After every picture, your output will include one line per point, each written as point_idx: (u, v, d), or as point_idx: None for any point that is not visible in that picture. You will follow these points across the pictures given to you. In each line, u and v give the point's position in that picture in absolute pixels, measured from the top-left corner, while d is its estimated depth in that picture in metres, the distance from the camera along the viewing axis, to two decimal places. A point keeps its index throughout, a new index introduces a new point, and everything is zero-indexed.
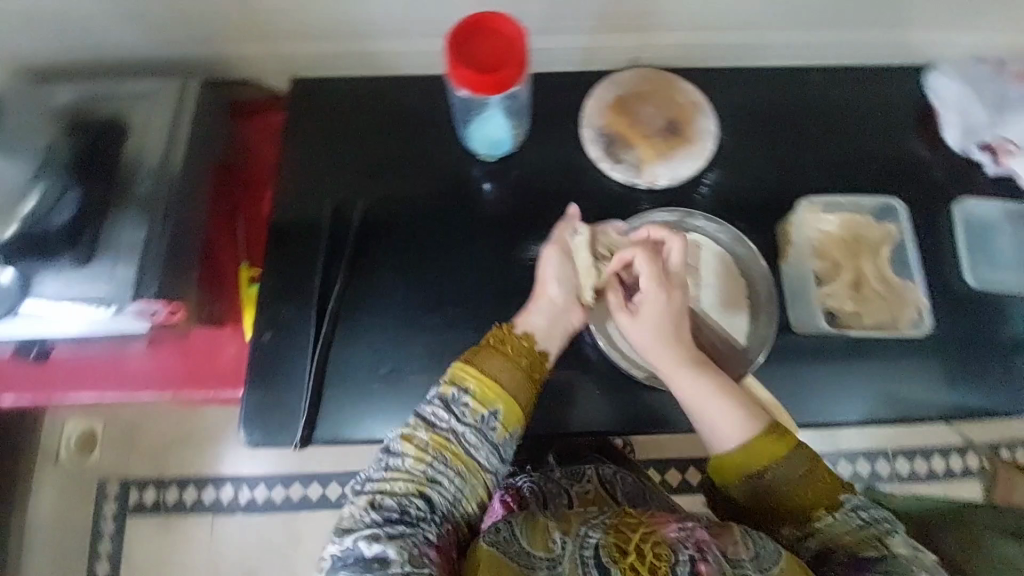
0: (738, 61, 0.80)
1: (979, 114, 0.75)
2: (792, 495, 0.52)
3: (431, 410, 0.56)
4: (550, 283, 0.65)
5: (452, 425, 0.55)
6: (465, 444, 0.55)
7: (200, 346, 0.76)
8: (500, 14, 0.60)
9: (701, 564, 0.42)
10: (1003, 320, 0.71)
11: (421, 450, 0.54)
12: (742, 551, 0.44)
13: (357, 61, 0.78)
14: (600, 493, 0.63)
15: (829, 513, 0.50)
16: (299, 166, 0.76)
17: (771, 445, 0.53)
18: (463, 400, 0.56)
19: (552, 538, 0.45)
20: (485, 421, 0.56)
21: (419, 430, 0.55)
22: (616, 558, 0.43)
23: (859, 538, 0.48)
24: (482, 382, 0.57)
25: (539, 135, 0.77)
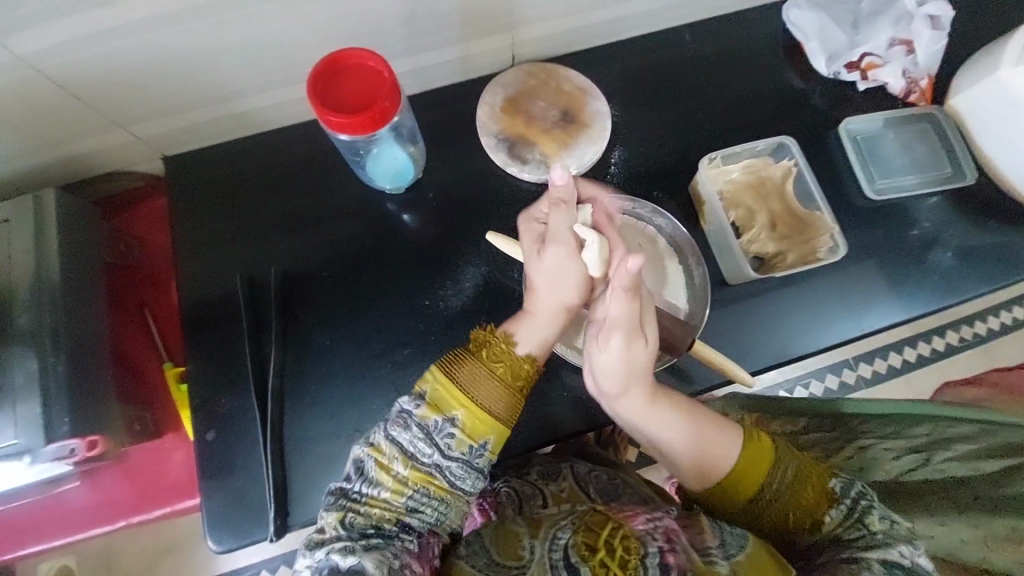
0: (617, 34, 0.80)
1: (838, 36, 0.78)
2: (792, 502, 0.55)
3: (410, 441, 0.52)
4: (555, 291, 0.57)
5: (435, 459, 0.53)
6: (450, 478, 0.53)
7: (144, 462, 0.76)
8: (348, 51, 0.58)
9: (669, 554, 0.46)
10: (909, 223, 0.76)
11: (399, 484, 0.52)
12: (709, 541, 0.50)
13: (231, 124, 0.74)
14: (576, 492, 0.65)
15: (825, 507, 0.54)
16: (204, 248, 0.73)
17: (755, 466, 0.55)
18: (449, 430, 0.53)
19: (521, 546, 0.51)
20: (473, 452, 0.53)
21: (397, 462, 0.52)
22: (585, 556, 0.46)
23: (846, 523, 0.53)
24: (471, 411, 0.53)
25: (441, 154, 0.76)
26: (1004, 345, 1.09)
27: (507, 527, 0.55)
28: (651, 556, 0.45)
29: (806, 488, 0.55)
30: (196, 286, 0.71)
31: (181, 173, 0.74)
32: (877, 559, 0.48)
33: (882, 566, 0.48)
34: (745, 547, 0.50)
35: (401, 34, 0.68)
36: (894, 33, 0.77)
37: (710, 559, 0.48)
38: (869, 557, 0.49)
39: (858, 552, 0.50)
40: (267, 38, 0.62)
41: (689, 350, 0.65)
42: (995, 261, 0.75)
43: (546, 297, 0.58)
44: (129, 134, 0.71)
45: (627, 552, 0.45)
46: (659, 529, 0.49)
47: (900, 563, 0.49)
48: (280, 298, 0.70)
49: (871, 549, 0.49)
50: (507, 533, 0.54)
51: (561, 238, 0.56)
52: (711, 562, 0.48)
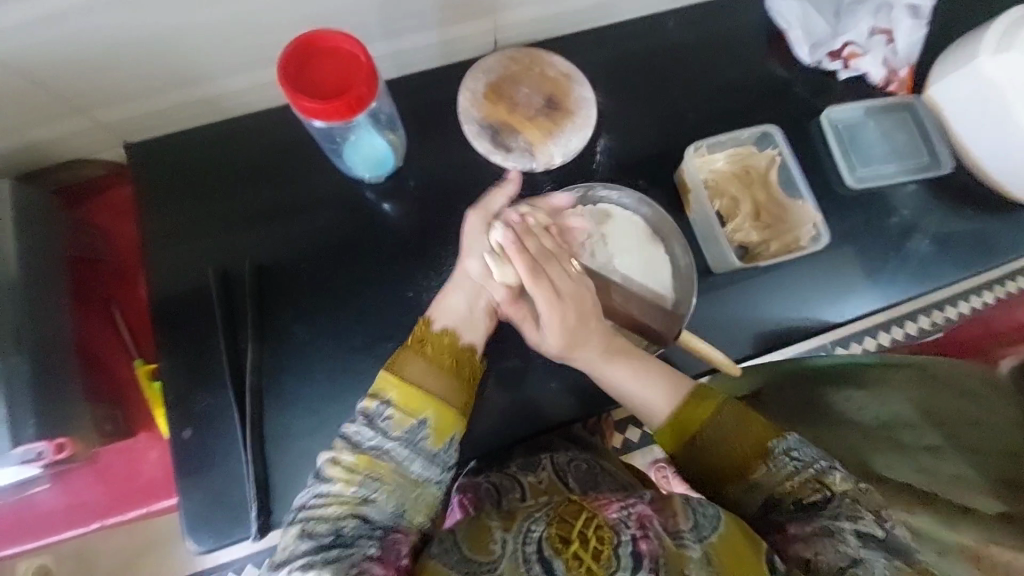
0: (601, 18, 0.78)
1: (822, 24, 0.78)
2: (738, 451, 0.56)
3: (354, 430, 0.54)
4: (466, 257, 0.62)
5: (377, 442, 0.54)
6: (396, 459, 0.54)
7: (118, 463, 0.73)
8: (324, 33, 0.55)
9: (643, 541, 0.48)
10: (887, 212, 0.77)
11: (348, 472, 0.52)
12: (682, 523, 0.51)
13: (199, 109, 0.70)
14: (554, 483, 0.63)
15: (767, 463, 0.55)
16: (175, 240, 0.69)
17: (698, 411, 0.58)
18: (386, 413, 0.55)
19: (493, 540, 0.50)
20: (414, 432, 0.55)
21: (343, 452, 0.53)
22: (559, 548, 0.47)
23: (800, 483, 0.53)
24: (402, 390, 0.55)
25: (422, 142, 0.74)
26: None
27: (480, 520, 0.53)
28: (623, 545, 0.47)
29: (746, 441, 0.56)
30: (167, 280, 0.68)
31: (146, 161, 0.71)
32: (851, 531, 0.49)
33: (858, 539, 0.49)
34: (718, 528, 0.51)
35: (378, 16, 0.65)
36: (876, 21, 0.77)
37: (681, 542, 0.49)
38: (842, 529, 0.50)
39: (830, 523, 0.50)
40: (237, 19, 0.59)
41: (677, 340, 0.66)
42: (967, 248, 0.77)
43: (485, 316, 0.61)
44: (91, 119, 0.67)
45: (600, 542, 0.47)
46: (632, 515, 0.50)
47: (875, 535, 0.49)
48: (257, 291, 0.68)
49: (843, 519, 0.50)
50: (479, 526, 0.52)
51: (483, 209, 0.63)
52: (682, 546, 0.49)
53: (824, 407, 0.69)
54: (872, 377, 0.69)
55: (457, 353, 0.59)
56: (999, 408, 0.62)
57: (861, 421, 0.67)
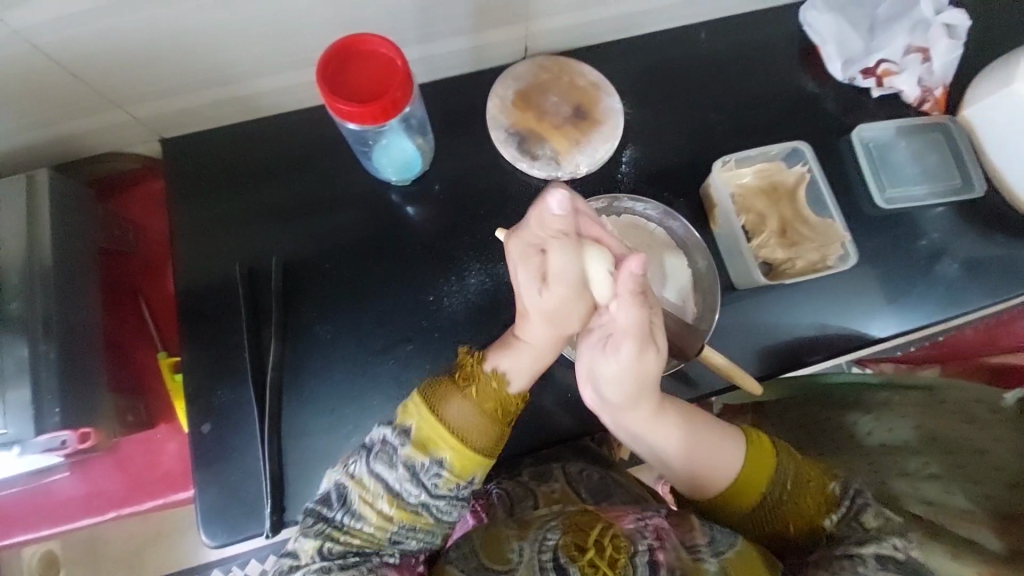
0: (633, 29, 0.78)
1: (855, 42, 0.77)
2: (797, 508, 0.54)
3: (398, 482, 0.52)
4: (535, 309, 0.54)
5: (421, 498, 0.52)
6: (435, 512, 0.53)
7: (136, 453, 0.74)
8: (363, 35, 0.55)
9: (659, 551, 0.49)
10: (915, 234, 0.76)
11: (384, 519, 0.52)
12: (699, 539, 0.51)
13: (232, 107, 0.71)
14: (566, 493, 0.64)
15: (829, 514, 0.53)
16: (202, 235, 0.70)
17: (760, 459, 0.55)
18: (436, 471, 0.52)
19: (510, 550, 0.51)
20: (461, 489, 0.54)
21: (380, 500, 0.52)
22: (574, 556, 0.47)
23: (839, 522, 0.52)
24: (457, 452, 0.52)
25: (449, 147, 0.74)
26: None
27: (495, 532, 0.55)
28: (639, 555, 0.48)
29: (806, 498, 0.53)
30: (193, 274, 0.69)
31: (179, 158, 0.72)
32: (872, 554, 0.48)
33: (877, 562, 0.48)
34: (734, 544, 0.51)
35: (412, 22, 0.66)
36: (910, 39, 0.76)
37: (697, 556, 0.49)
38: (863, 553, 0.48)
39: (851, 548, 0.49)
40: (275, 20, 0.60)
41: (698, 355, 0.63)
42: (998, 274, 0.76)
43: (539, 324, 0.55)
44: (128, 114, 0.69)
45: (616, 551, 0.47)
46: (649, 527, 0.52)
47: (895, 557, 0.48)
48: (281, 288, 0.68)
49: (864, 545, 0.49)
50: (492, 538, 0.54)
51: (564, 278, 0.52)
52: (698, 560, 0.49)
53: (838, 430, 0.69)
54: (880, 399, 0.69)
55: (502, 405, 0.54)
56: (1008, 436, 0.60)
57: (868, 440, 0.66)
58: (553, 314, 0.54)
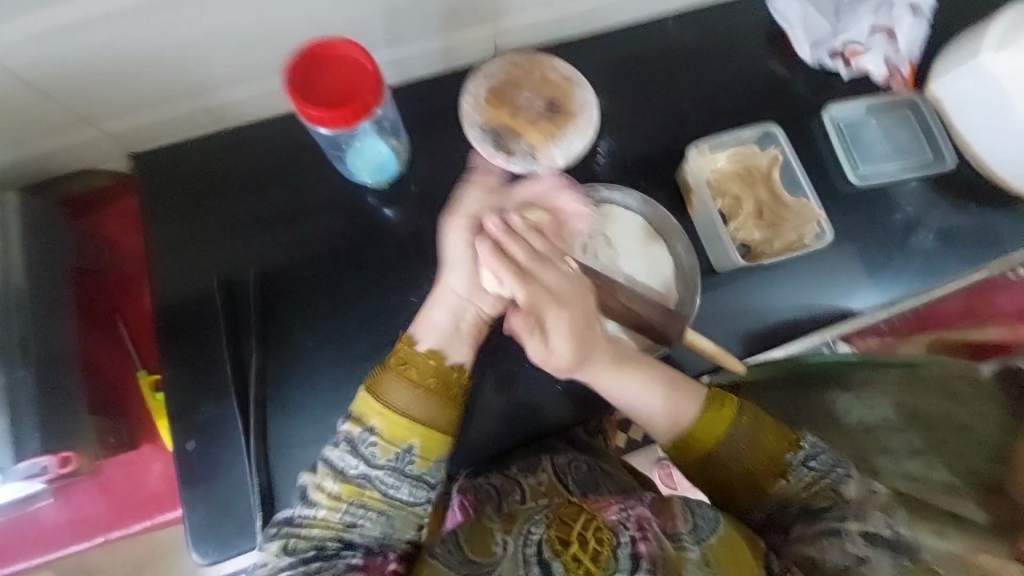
0: (602, 22, 0.79)
1: (822, 24, 0.78)
2: (749, 468, 0.56)
3: (338, 455, 0.53)
4: (450, 275, 0.59)
5: (362, 469, 0.53)
6: (381, 486, 0.53)
7: (119, 475, 0.73)
8: (330, 43, 0.54)
9: (642, 542, 0.50)
10: (890, 209, 0.77)
11: (333, 499, 0.52)
12: (680, 525, 0.51)
13: (202, 118, 0.70)
14: (554, 485, 0.65)
15: (783, 477, 0.55)
16: (179, 249, 0.69)
17: (720, 417, 0.57)
18: (370, 440, 0.53)
19: (495, 544, 0.51)
20: (401, 459, 0.53)
21: (326, 479, 0.53)
22: (557, 550, 0.49)
23: (813, 490, 0.54)
24: (387, 418, 0.53)
25: (425, 147, 0.74)
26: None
27: (482, 523, 0.54)
28: (622, 546, 0.49)
29: (762, 455, 0.55)
30: (171, 289, 0.68)
31: (151, 173, 0.71)
32: (857, 531, 0.49)
33: (861, 537, 0.49)
34: (718, 530, 0.51)
35: (380, 24, 0.66)
36: (875, 19, 0.77)
37: (680, 544, 0.50)
38: (848, 530, 0.50)
39: (835, 524, 0.51)
40: (241, 27, 0.60)
41: (682, 339, 0.64)
42: (971, 245, 0.77)
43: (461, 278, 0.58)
44: (96, 131, 0.68)
45: (598, 544, 0.49)
46: (631, 517, 0.52)
47: (881, 534, 0.49)
48: (261, 299, 0.67)
49: (849, 522, 0.50)
50: (480, 528, 0.53)
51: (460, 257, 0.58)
52: (681, 549, 0.50)
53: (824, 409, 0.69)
54: (861, 377, 0.69)
55: (438, 372, 0.55)
56: (984, 410, 0.62)
57: (851, 416, 0.68)
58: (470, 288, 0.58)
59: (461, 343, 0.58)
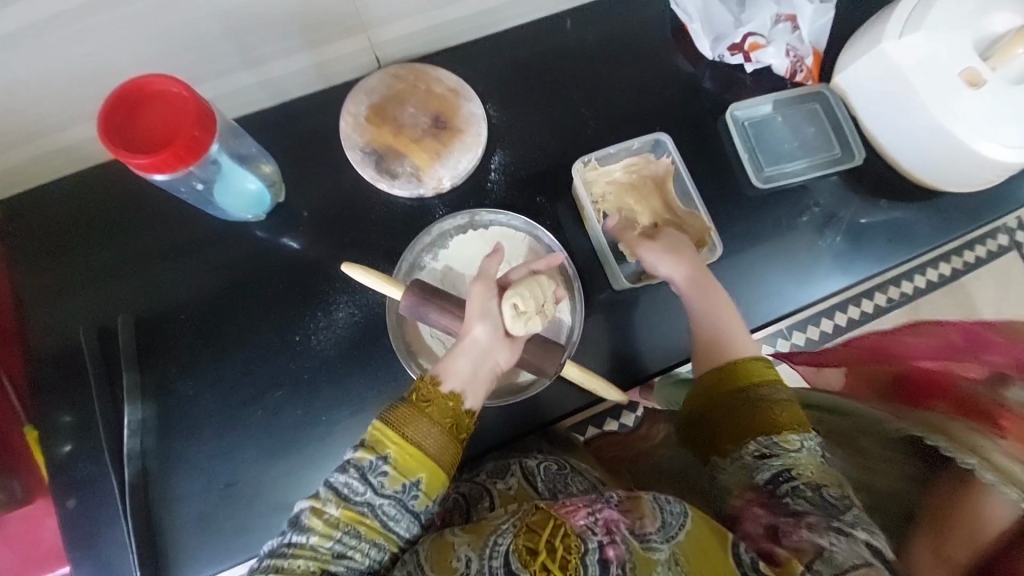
0: (491, 25, 0.73)
1: (723, 15, 0.74)
2: (764, 424, 0.52)
3: (344, 481, 0.49)
4: (474, 324, 0.55)
5: (366, 497, 0.49)
6: (382, 517, 0.49)
7: (19, 531, 0.68)
8: (143, 79, 0.50)
9: (609, 548, 0.42)
10: (798, 210, 0.75)
11: (328, 526, 0.47)
12: (651, 525, 0.44)
13: (57, 160, 0.65)
14: (523, 489, 0.57)
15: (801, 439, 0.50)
16: (51, 298, 0.67)
17: (764, 366, 0.56)
18: (381, 469, 0.49)
19: (456, 559, 0.46)
20: (405, 491, 0.49)
21: (329, 503, 0.48)
22: (526, 561, 0.42)
23: (822, 470, 0.48)
24: (403, 448, 0.50)
25: (305, 174, 0.70)
26: (964, 286, 1.02)
27: (444, 536, 0.48)
28: (590, 554, 0.41)
29: (778, 422, 0.51)
30: (44, 343, 0.66)
31: (21, 219, 0.67)
32: (869, 539, 0.42)
33: (871, 542, 0.42)
34: (685, 525, 0.44)
35: (229, 48, 0.60)
36: (778, 8, 0.72)
37: (648, 546, 0.42)
38: (855, 532, 0.42)
39: (851, 525, 0.43)
40: (68, 67, 0.54)
41: (556, 372, 0.59)
42: (882, 243, 0.75)
43: (466, 365, 0.54)
44: None
45: (568, 552, 0.41)
46: (599, 521, 0.43)
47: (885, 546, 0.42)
48: (136, 348, 0.65)
49: (860, 527, 0.43)
50: (442, 544, 0.47)
51: (490, 318, 0.55)
52: (650, 550, 0.42)
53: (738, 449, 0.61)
54: None
55: (457, 415, 0.52)
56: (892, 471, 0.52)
57: None
58: (482, 350, 0.55)
59: (480, 387, 0.54)
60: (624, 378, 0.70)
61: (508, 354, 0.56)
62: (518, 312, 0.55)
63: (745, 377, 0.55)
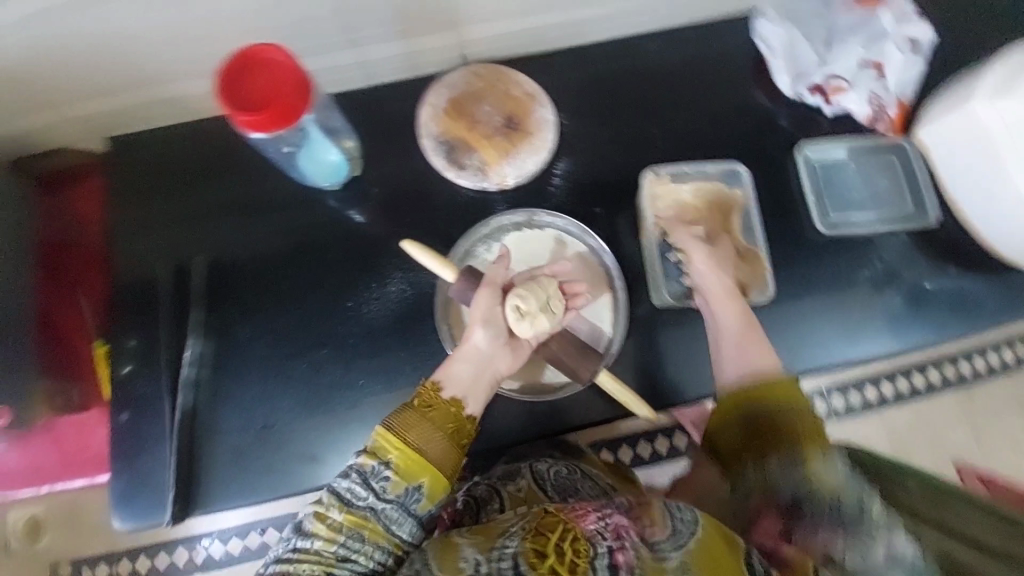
0: (576, 37, 0.76)
1: (808, 56, 0.74)
2: (781, 441, 0.49)
3: (348, 487, 0.51)
4: (474, 329, 0.58)
5: (370, 501, 0.50)
6: (386, 521, 0.51)
7: (71, 434, 0.78)
8: (260, 46, 0.55)
9: (621, 553, 0.41)
10: (859, 260, 0.73)
11: (332, 530, 0.49)
12: (661, 532, 0.45)
13: (166, 108, 0.72)
14: (533, 491, 0.58)
15: (822, 459, 0.48)
16: (136, 230, 0.73)
17: (781, 387, 0.52)
18: (384, 474, 0.51)
19: (462, 559, 0.44)
20: (407, 495, 0.51)
21: (332, 509, 0.50)
22: (534, 563, 0.40)
23: (843, 491, 0.47)
24: (404, 454, 0.51)
25: (380, 153, 0.74)
26: None
27: (451, 537, 0.48)
28: (601, 557, 0.40)
29: (799, 442, 0.49)
30: (124, 272, 0.72)
31: (119, 158, 0.74)
32: (883, 547, 0.46)
33: (885, 554, 0.46)
34: (696, 533, 0.45)
35: (333, 26, 0.65)
36: (866, 54, 0.72)
37: (660, 555, 0.42)
38: (875, 544, 0.46)
39: (864, 536, 0.46)
40: (195, 24, 0.60)
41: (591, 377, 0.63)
42: (945, 308, 0.72)
43: (467, 369, 0.57)
44: (68, 115, 0.71)
45: (576, 555, 0.39)
46: (609, 526, 0.43)
47: (898, 553, 0.46)
48: (205, 287, 0.71)
49: (878, 539, 0.46)
50: (448, 543, 0.47)
51: (495, 322, 0.59)
52: (662, 558, 0.42)
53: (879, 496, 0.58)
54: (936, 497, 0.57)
55: (458, 420, 0.54)
56: None
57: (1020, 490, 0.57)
58: (483, 356, 0.58)
59: (482, 391, 0.57)
60: (653, 398, 0.70)
61: (507, 360, 0.59)
62: (519, 316, 0.58)
63: (765, 395, 0.51)
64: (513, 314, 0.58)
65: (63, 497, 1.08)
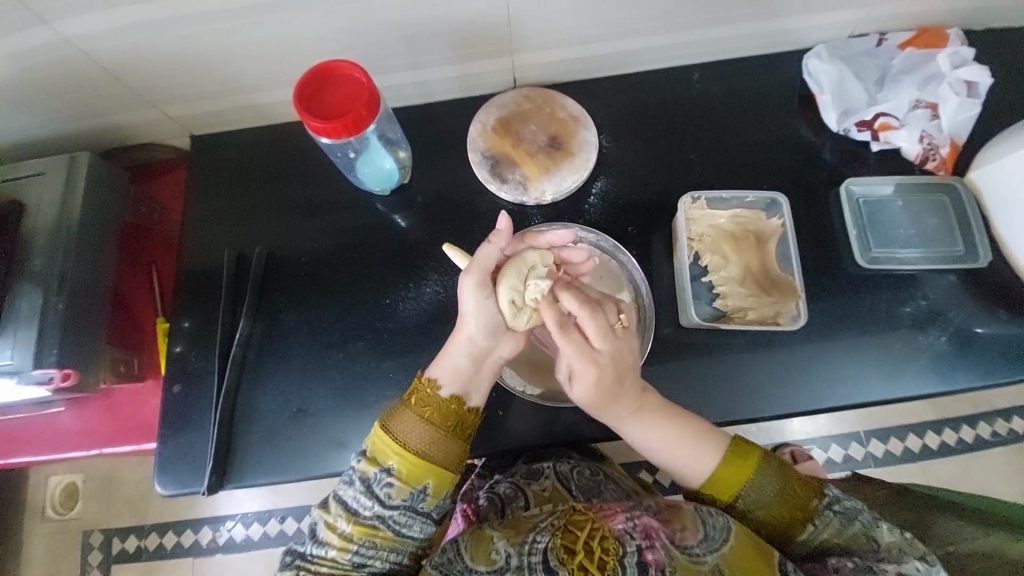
0: (623, 66, 0.80)
1: (855, 94, 0.75)
2: (773, 516, 0.55)
3: (353, 497, 0.54)
4: (467, 324, 0.57)
5: (375, 510, 0.54)
6: (394, 526, 0.55)
7: (125, 402, 0.83)
8: (339, 63, 0.62)
9: (649, 552, 0.46)
10: (901, 298, 0.71)
11: (344, 539, 0.54)
12: (693, 536, 0.49)
13: (245, 113, 0.80)
14: (558, 491, 0.62)
15: (812, 523, 0.55)
16: (205, 220, 0.80)
17: (742, 463, 0.56)
18: (385, 480, 0.54)
19: (495, 551, 0.49)
20: (413, 497, 0.55)
21: (340, 519, 0.54)
22: (565, 559, 0.46)
23: (849, 536, 0.54)
24: (406, 458, 0.54)
25: (429, 164, 0.79)
26: None
27: (482, 529, 0.53)
28: (629, 556, 0.46)
29: (786, 505, 0.55)
30: (193, 256, 0.79)
31: (200, 154, 0.83)
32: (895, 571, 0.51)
33: None
34: (729, 540, 0.49)
35: (400, 47, 0.71)
36: (919, 94, 0.73)
37: (692, 557, 0.48)
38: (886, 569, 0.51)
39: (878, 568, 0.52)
40: (282, 40, 0.67)
41: None
42: (997, 356, 0.68)
43: (461, 361, 0.58)
44: (162, 115, 0.80)
45: (605, 554, 0.46)
46: (638, 527, 0.48)
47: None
48: (260, 275, 0.76)
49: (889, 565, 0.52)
50: (479, 536, 0.52)
51: (488, 317, 0.57)
52: (694, 561, 0.47)
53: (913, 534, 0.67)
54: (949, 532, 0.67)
55: (459, 414, 0.57)
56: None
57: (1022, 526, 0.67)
58: (479, 351, 0.58)
59: (482, 378, 0.59)
60: None
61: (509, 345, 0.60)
62: (518, 307, 0.57)
63: (732, 485, 0.56)
64: (511, 311, 0.57)
65: (108, 466, 1.16)
